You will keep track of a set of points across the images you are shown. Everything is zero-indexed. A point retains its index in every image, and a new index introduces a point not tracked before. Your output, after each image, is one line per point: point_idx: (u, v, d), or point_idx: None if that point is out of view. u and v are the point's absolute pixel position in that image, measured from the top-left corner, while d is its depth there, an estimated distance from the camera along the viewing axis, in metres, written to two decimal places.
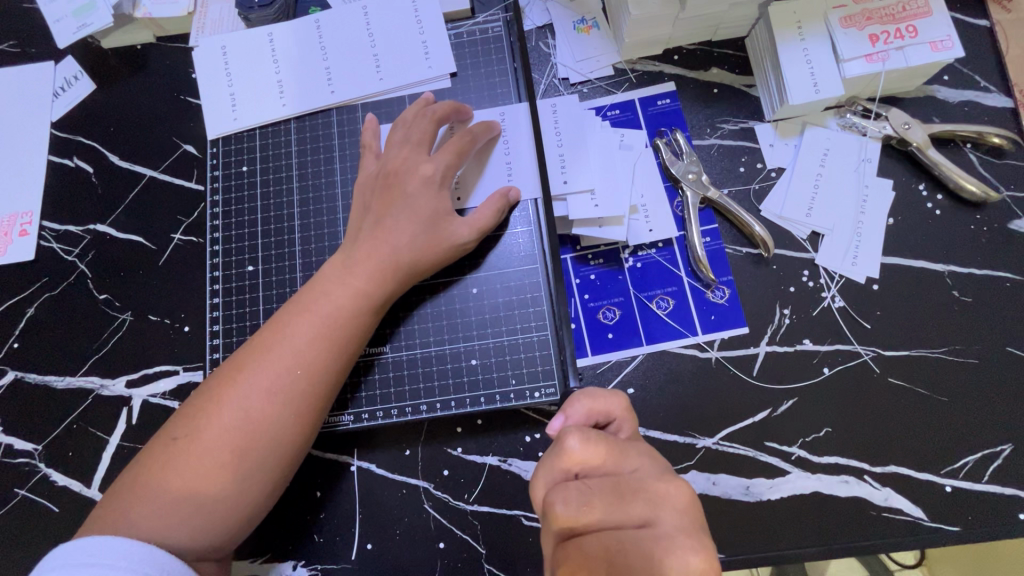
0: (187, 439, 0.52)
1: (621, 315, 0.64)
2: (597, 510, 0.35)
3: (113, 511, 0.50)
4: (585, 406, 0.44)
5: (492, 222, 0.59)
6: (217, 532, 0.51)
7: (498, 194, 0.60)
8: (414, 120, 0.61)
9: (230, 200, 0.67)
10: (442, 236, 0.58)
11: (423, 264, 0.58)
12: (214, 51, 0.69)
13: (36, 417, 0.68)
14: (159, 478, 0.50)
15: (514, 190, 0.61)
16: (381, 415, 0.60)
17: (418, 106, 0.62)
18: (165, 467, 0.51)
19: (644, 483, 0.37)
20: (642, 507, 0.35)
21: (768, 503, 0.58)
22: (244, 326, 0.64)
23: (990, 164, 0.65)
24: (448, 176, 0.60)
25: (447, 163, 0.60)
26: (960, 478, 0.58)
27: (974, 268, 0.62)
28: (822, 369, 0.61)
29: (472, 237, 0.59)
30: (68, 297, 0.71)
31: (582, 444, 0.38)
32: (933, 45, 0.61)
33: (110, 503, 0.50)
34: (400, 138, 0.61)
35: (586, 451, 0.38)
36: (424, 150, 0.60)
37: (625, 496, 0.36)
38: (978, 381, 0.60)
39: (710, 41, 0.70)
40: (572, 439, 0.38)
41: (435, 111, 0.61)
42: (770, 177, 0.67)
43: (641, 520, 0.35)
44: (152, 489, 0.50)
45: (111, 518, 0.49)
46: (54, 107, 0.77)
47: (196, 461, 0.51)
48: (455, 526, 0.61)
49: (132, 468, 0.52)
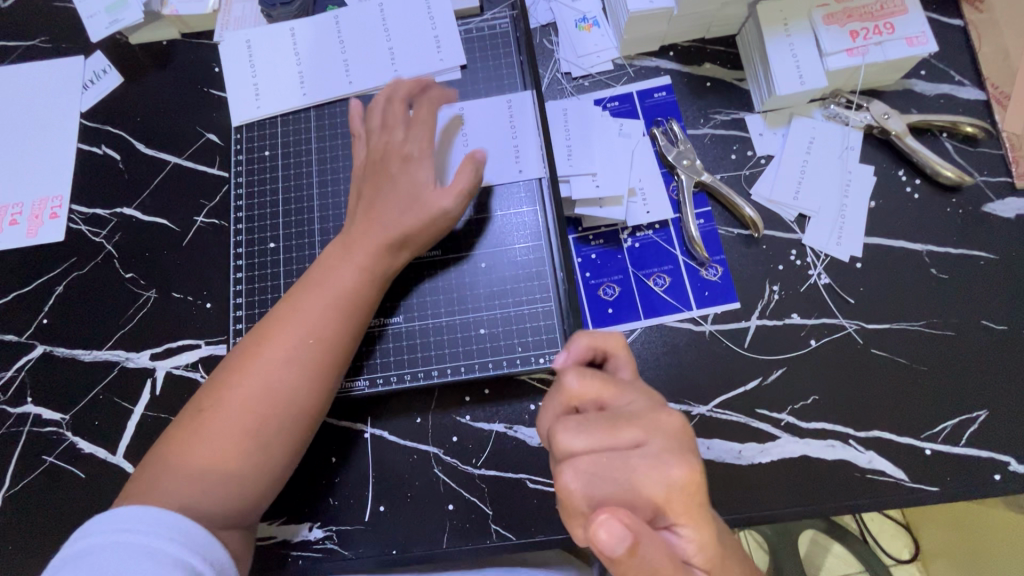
0: (211, 411, 0.55)
1: (620, 292, 0.68)
2: (591, 437, 0.40)
3: (145, 480, 0.53)
4: (582, 344, 0.47)
5: (469, 186, 0.62)
6: (245, 496, 0.55)
7: (468, 159, 0.62)
8: (388, 101, 0.65)
9: (253, 182, 0.71)
10: (424, 206, 0.61)
11: (409, 234, 0.61)
12: (239, 45, 0.73)
13: (63, 388, 0.71)
14: (188, 449, 0.54)
15: (480, 154, 0.63)
16: (395, 380, 0.64)
17: (385, 90, 0.66)
18: (193, 437, 0.54)
19: (635, 413, 0.42)
20: (633, 431, 0.41)
21: (759, 466, 0.62)
22: (266, 299, 0.68)
23: (964, 152, 0.69)
24: (424, 150, 0.63)
25: (422, 137, 0.63)
26: (939, 442, 0.61)
27: (950, 248, 0.67)
28: (809, 341, 0.65)
29: (452, 202, 0.61)
30: (95, 276, 0.75)
31: (579, 381, 0.44)
32: (909, 40, 0.66)
33: (142, 475, 0.54)
34: (381, 121, 0.65)
35: (583, 386, 0.44)
36: (397, 127, 0.64)
37: (617, 424, 0.41)
38: (956, 352, 0.64)
39: (703, 39, 0.75)
40: (571, 376, 0.44)
41: (399, 90, 0.65)
42: (760, 163, 0.71)
43: (634, 441, 0.40)
44: (180, 459, 0.53)
45: (143, 489, 0.52)
46: (84, 99, 0.81)
47: (220, 430, 0.54)
48: (463, 488, 0.64)
49: (160, 444, 0.56)
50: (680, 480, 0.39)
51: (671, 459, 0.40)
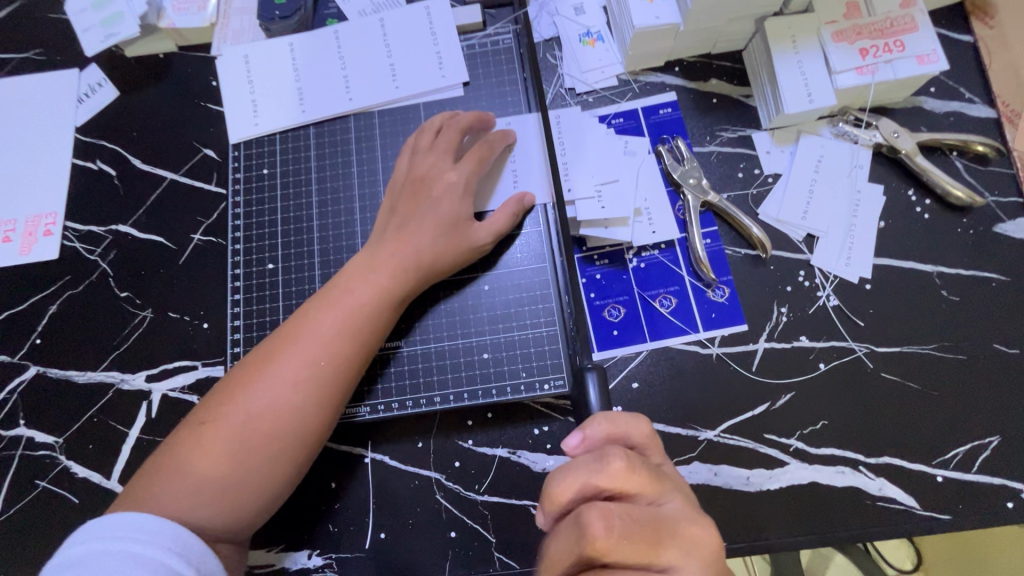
0: (213, 424, 0.53)
1: (626, 313, 0.67)
2: (628, 543, 0.38)
3: (139, 490, 0.51)
4: (606, 428, 0.44)
5: (507, 226, 0.63)
6: (238, 517, 0.53)
7: (513, 200, 0.63)
8: (441, 128, 0.64)
9: (251, 201, 0.70)
10: (460, 240, 0.61)
11: (439, 262, 0.60)
12: (237, 59, 0.72)
13: (57, 411, 0.70)
14: (185, 460, 0.52)
15: (528, 196, 0.64)
16: (396, 406, 0.63)
17: (443, 116, 0.66)
18: (191, 449, 0.53)
19: (677, 528, 0.40)
20: (673, 552, 0.39)
21: (767, 493, 0.61)
22: (264, 321, 0.66)
23: (974, 171, 0.68)
24: (470, 185, 0.63)
25: (470, 170, 0.63)
26: (951, 468, 0.60)
27: (961, 269, 0.66)
28: (818, 364, 0.64)
29: (488, 241, 0.62)
30: (90, 294, 0.74)
31: (623, 468, 0.40)
32: (919, 58, 0.65)
33: (137, 483, 0.52)
34: (427, 145, 0.64)
35: (626, 476, 0.40)
36: (450, 156, 0.63)
37: (659, 540, 0.39)
38: (967, 376, 0.63)
39: (709, 54, 0.74)
40: (619, 460, 0.40)
41: (460, 121, 0.64)
42: (767, 182, 0.70)
43: (668, 563, 0.39)
44: (177, 470, 0.52)
45: (138, 498, 0.51)
46: (79, 112, 0.80)
47: (222, 445, 0.53)
48: (466, 515, 0.63)
49: (159, 451, 0.54)
50: None
51: None
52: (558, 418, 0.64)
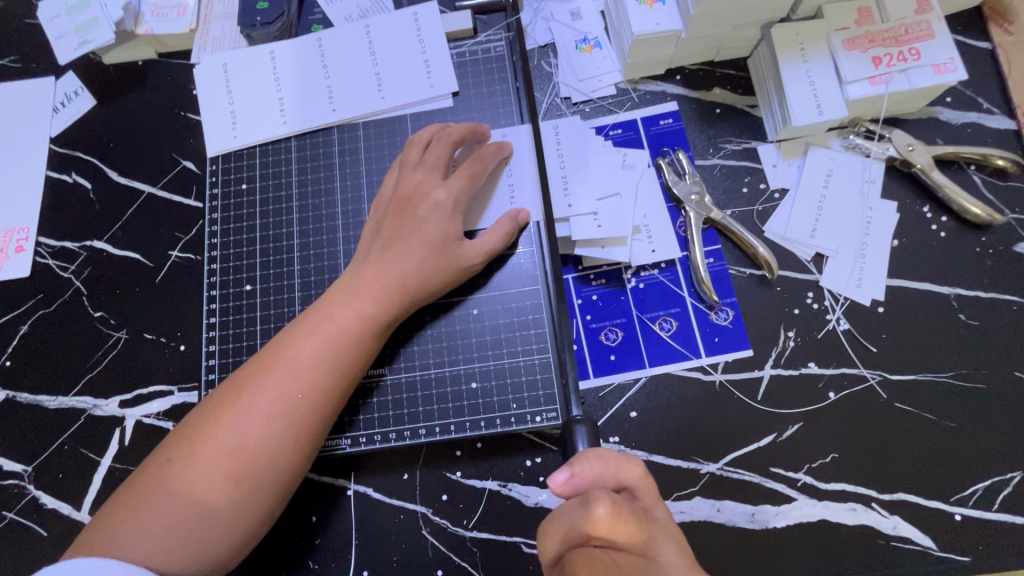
0: (184, 460, 0.50)
1: (624, 337, 0.63)
2: None
3: (101, 533, 0.48)
4: (595, 466, 0.42)
5: (500, 244, 0.59)
6: (208, 561, 0.49)
7: (507, 217, 0.59)
8: (430, 141, 0.61)
9: (229, 218, 0.66)
10: (449, 260, 0.58)
11: (426, 285, 0.57)
12: (216, 68, 0.68)
13: (27, 437, 0.67)
14: (152, 501, 0.49)
15: (523, 212, 0.60)
16: (379, 439, 0.59)
17: (434, 128, 0.62)
18: (159, 488, 0.49)
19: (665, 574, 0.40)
20: None
21: (774, 531, 0.57)
22: (241, 346, 0.63)
23: (993, 187, 0.65)
24: (461, 201, 0.59)
25: (460, 187, 0.59)
26: (970, 506, 0.57)
27: (980, 292, 0.62)
28: (827, 394, 0.60)
29: (479, 260, 0.58)
30: (63, 314, 0.70)
31: (607, 516, 0.39)
32: (936, 68, 0.61)
33: (100, 525, 0.49)
34: (415, 159, 0.60)
35: (611, 523, 0.39)
36: (439, 172, 0.59)
37: None
38: (988, 407, 0.59)
39: (712, 62, 0.70)
40: (600, 508, 0.39)
41: (452, 133, 0.61)
42: (774, 198, 0.66)
43: None
44: (143, 511, 0.48)
45: (102, 540, 0.47)
46: (54, 122, 0.76)
47: (193, 483, 0.49)
48: (454, 552, 0.59)
49: (126, 489, 0.51)
50: None
51: None
52: (551, 449, 0.60)
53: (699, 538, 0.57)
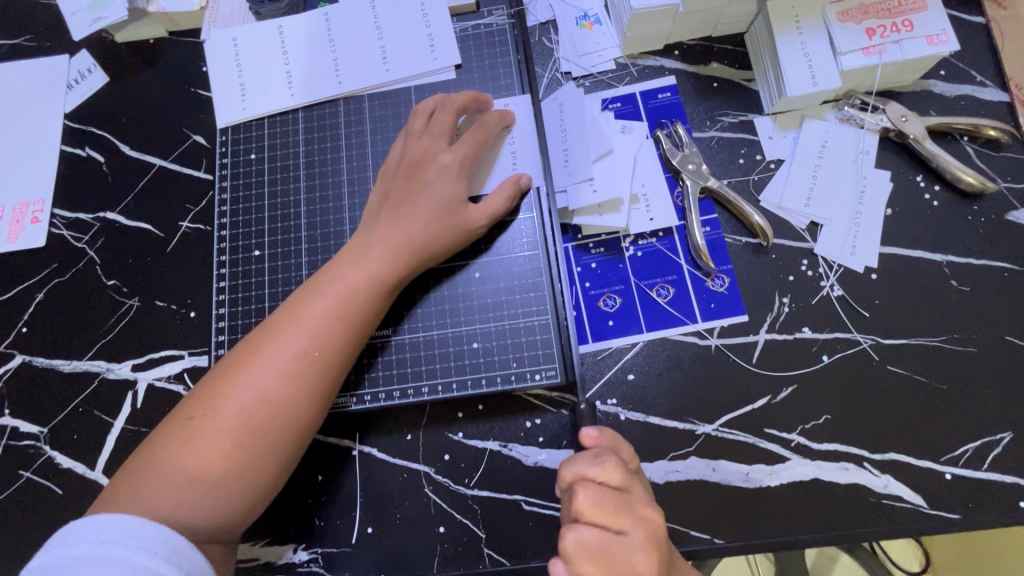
0: (202, 420, 0.51)
1: (622, 303, 0.65)
2: (595, 509, 0.44)
3: (127, 487, 0.49)
4: (611, 439, 0.51)
5: (503, 208, 0.61)
6: (231, 512, 0.51)
7: (509, 181, 0.61)
8: (435, 110, 0.62)
9: (238, 187, 0.68)
10: (455, 222, 0.59)
11: (433, 247, 0.58)
12: (225, 42, 0.70)
13: (42, 400, 0.69)
14: (175, 457, 0.50)
15: (525, 177, 0.62)
16: (383, 397, 0.61)
17: (439, 97, 0.64)
18: (181, 445, 0.50)
19: (637, 506, 0.45)
20: (627, 521, 0.44)
21: (767, 489, 0.58)
22: (249, 310, 0.65)
23: (986, 157, 0.66)
24: (465, 166, 0.61)
25: (465, 152, 0.61)
26: (960, 465, 0.58)
27: (972, 259, 0.63)
28: (821, 357, 0.61)
29: (483, 223, 0.60)
30: (77, 282, 0.72)
31: (612, 465, 0.47)
32: (929, 39, 0.62)
33: (124, 483, 0.49)
34: (421, 127, 0.62)
35: (614, 471, 0.46)
36: (444, 138, 0.61)
37: (621, 511, 0.44)
38: (978, 370, 0.60)
39: (710, 37, 0.72)
40: (607, 457, 0.47)
41: (456, 101, 0.62)
42: (770, 168, 0.67)
43: (622, 529, 0.44)
44: (168, 467, 0.50)
45: (123, 499, 0.48)
46: (68, 99, 0.78)
47: (213, 441, 0.50)
48: (455, 510, 0.61)
49: (147, 447, 0.52)
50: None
51: (645, 555, 0.42)
52: (550, 411, 0.62)
53: (693, 495, 0.59)
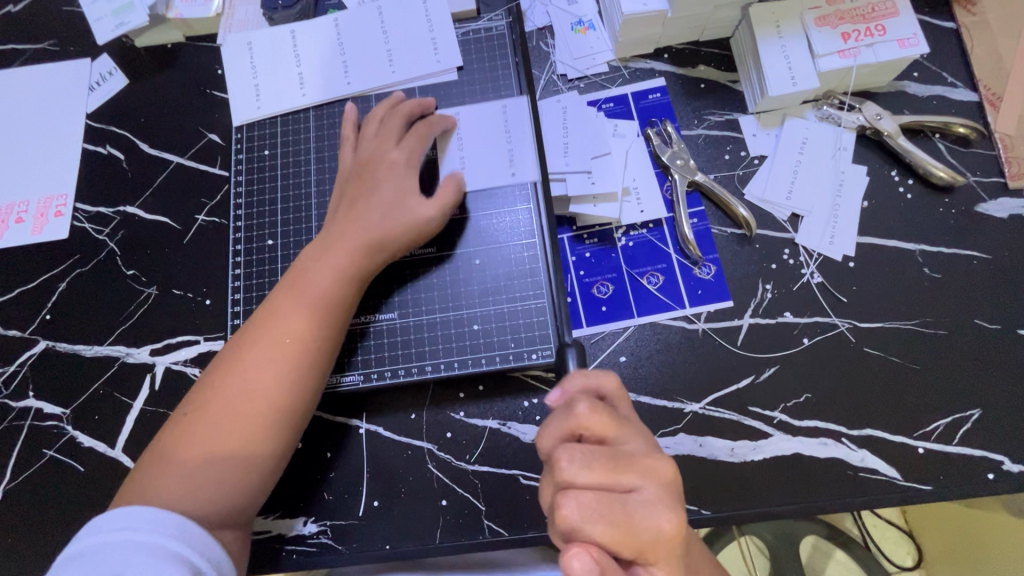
0: (194, 415, 0.56)
1: (614, 290, 0.69)
2: (592, 473, 0.43)
3: (135, 486, 0.54)
4: (581, 379, 0.48)
5: (453, 199, 0.64)
6: (233, 496, 0.55)
7: (453, 177, 0.65)
8: (384, 116, 0.67)
9: (252, 181, 0.72)
10: (406, 213, 0.63)
11: (387, 236, 0.62)
12: (240, 45, 0.75)
13: (65, 383, 0.72)
14: (173, 453, 0.55)
15: (461, 174, 0.66)
16: (389, 375, 0.64)
17: (387, 104, 0.68)
18: (178, 441, 0.55)
19: (635, 457, 0.44)
20: (631, 476, 0.43)
21: (751, 463, 0.62)
22: (263, 295, 0.68)
23: (956, 153, 0.70)
24: (411, 162, 0.65)
25: (410, 149, 0.65)
26: (932, 440, 0.61)
27: (943, 248, 0.67)
28: (802, 339, 0.65)
29: (435, 213, 0.63)
30: (98, 272, 0.76)
31: (590, 411, 0.44)
32: (900, 42, 0.67)
33: (134, 484, 0.54)
34: (372, 132, 0.67)
35: (593, 418, 0.44)
36: (390, 140, 0.65)
37: (620, 466, 0.43)
38: (949, 351, 0.64)
39: (697, 41, 0.76)
40: (581, 406, 0.44)
41: (403, 108, 0.67)
42: (754, 164, 0.72)
43: (628, 486, 0.43)
44: (167, 462, 0.54)
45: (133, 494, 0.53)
46: (90, 99, 0.83)
47: (204, 434, 0.55)
48: (456, 484, 0.64)
49: (153, 448, 0.57)
50: (667, 530, 0.42)
51: (663, 510, 0.42)
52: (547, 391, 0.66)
53: (682, 469, 0.62)
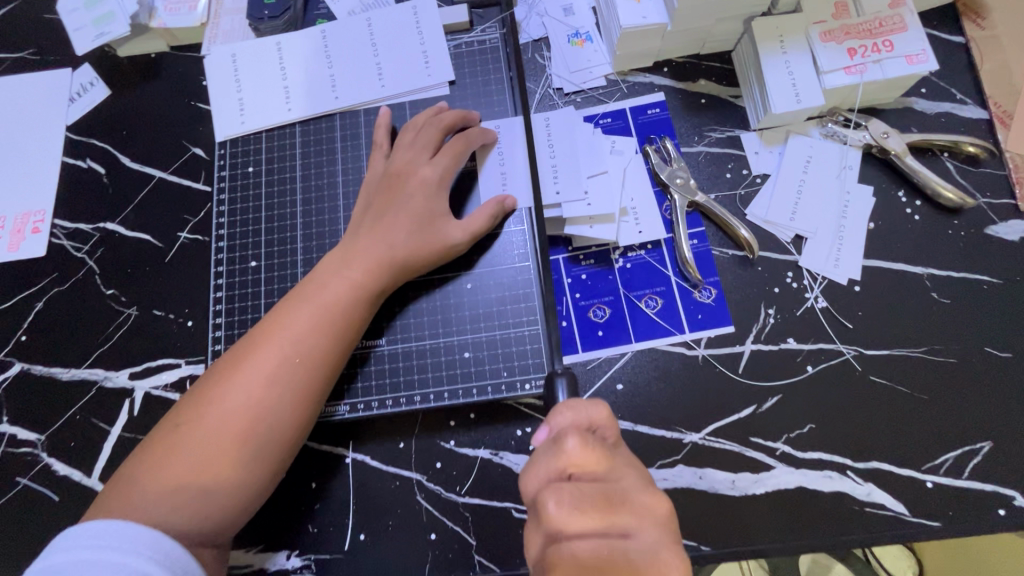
0: (189, 426, 0.52)
1: (611, 314, 0.66)
2: (583, 517, 0.36)
3: (117, 494, 0.50)
4: (570, 414, 0.43)
5: (485, 226, 0.62)
6: (221, 516, 0.52)
7: (494, 201, 0.63)
8: (423, 126, 0.64)
9: (236, 199, 0.70)
10: (434, 235, 0.61)
11: (411, 258, 0.60)
12: (225, 58, 0.72)
13: (40, 408, 0.70)
14: (164, 463, 0.51)
15: (510, 200, 0.64)
16: (375, 406, 0.62)
17: (429, 112, 0.65)
18: (169, 451, 0.52)
19: (630, 494, 0.38)
20: (627, 518, 0.37)
21: (753, 497, 0.59)
22: (246, 320, 0.66)
23: (966, 172, 0.68)
24: (446, 180, 0.63)
25: (445, 167, 0.62)
26: (941, 474, 0.59)
27: (952, 272, 0.65)
28: (805, 367, 0.63)
29: (464, 240, 0.61)
30: (76, 292, 0.74)
31: (580, 446, 0.39)
32: (908, 58, 0.64)
33: (115, 491, 0.51)
34: (409, 140, 0.64)
35: (584, 454, 0.39)
36: (427, 152, 0.63)
37: (614, 507, 0.37)
38: (958, 380, 0.61)
39: (698, 55, 0.74)
40: (570, 439, 0.39)
41: (444, 119, 0.64)
42: (756, 183, 0.69)
43: (626, 530, 0.36)
44: (155, 473, 0.51)
45: (115, 505, 0.49)
46: (70, 111, 0.80)
47: (199, 446, 0.52)
48: (446, 517, 0.62)
49: (137, 455, 0.53)
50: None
51: (667, 552, 0.36)
52: (541, 419, 0.63)
53: (681, 503, 0.60)
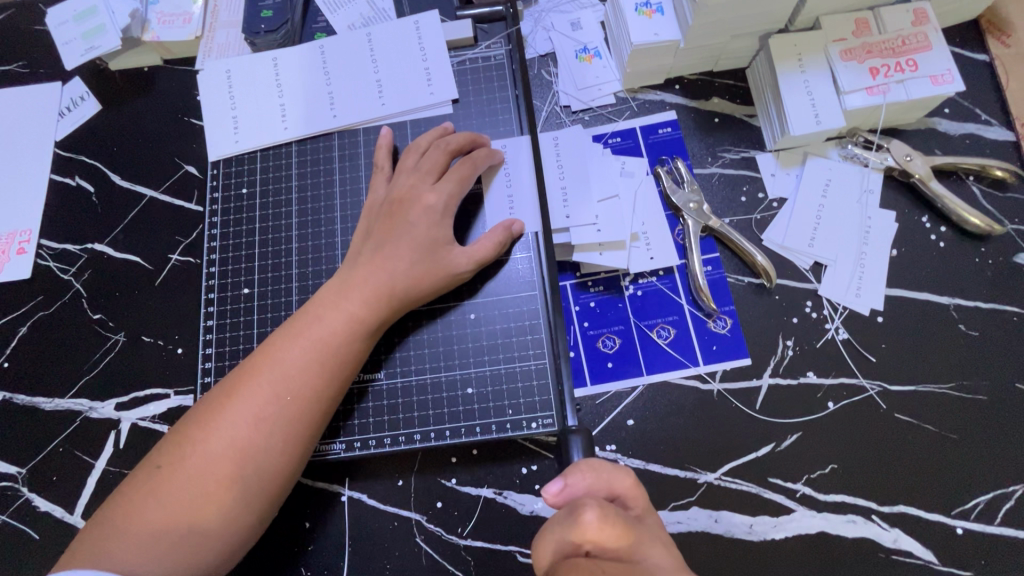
0: (171, 468, 0.49)
1: (621, 344, 0.63)
2: None
3: (94, 540, 0.47)
4: (588, 478, 0.42)
5: (491, 254, 0.59)
6: (201, 565, 0.48)
7: (502, 228, 0.60)
8: (428, 149, 0.61)
9: (229, 222, 0.67)
10: (436, 264, 0.57)
11: (411, 288, 0.57)
12: (218, 73, 0.69)
13: (22, 439, 0.66)
14: (144, 507, 0.48)
15: (518, 224, 0.61)
16: (373, 444, 0.59)
17: (435, 135, 0.63)
18: (149, 494, 0.49)
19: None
20: None
21: (772, 542, 0.56)
22: (237, 350, 0.63)
23: (992, 197, 0.65)
24: (451, 205, 0.59)
25: (449, 192, 0.59)
26: (971, 520, 0.56)
27: (979, 302, 0.62)
28: (826, 404, 0.59)
29: (468, 268, 0.58)
30: (62, 316, 0.71)
31: (600, 521, 0.37)
32: (933, 79, 0.62)
33: (92, 536, 0.48)
34: (411, 165, 0.61)
35: (604, 530, 0.37)
36: (431, 178, 0.60)
37: None
38: (988, 419, 0.58)
39: (711, 72, 0.71)
40: (590, 511, 0.37)
41: (451, 142, 0.61)
42: (772, 207, 0.66)
43: None
44: (135, 517, 0.48)
45: (91, 551, 0.47)
46: (59, 127, 0.77)
47: (181, 490, 0.49)
48: (447, 560, 0.58)
49: (117, 496, 0.50)
50: None
51: None
52: (548, 457, 0.60)
53: (696, 549, 0.56)
